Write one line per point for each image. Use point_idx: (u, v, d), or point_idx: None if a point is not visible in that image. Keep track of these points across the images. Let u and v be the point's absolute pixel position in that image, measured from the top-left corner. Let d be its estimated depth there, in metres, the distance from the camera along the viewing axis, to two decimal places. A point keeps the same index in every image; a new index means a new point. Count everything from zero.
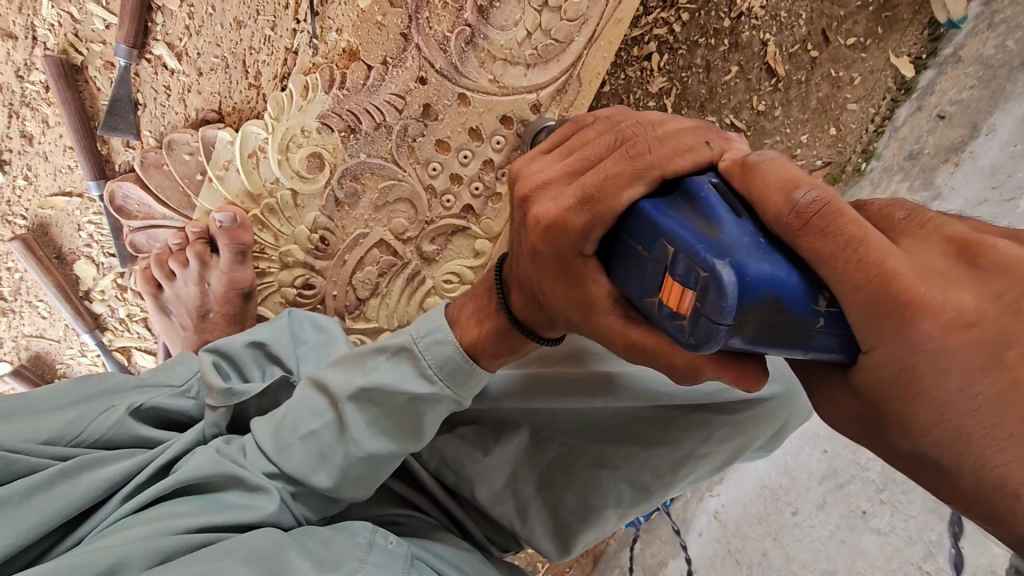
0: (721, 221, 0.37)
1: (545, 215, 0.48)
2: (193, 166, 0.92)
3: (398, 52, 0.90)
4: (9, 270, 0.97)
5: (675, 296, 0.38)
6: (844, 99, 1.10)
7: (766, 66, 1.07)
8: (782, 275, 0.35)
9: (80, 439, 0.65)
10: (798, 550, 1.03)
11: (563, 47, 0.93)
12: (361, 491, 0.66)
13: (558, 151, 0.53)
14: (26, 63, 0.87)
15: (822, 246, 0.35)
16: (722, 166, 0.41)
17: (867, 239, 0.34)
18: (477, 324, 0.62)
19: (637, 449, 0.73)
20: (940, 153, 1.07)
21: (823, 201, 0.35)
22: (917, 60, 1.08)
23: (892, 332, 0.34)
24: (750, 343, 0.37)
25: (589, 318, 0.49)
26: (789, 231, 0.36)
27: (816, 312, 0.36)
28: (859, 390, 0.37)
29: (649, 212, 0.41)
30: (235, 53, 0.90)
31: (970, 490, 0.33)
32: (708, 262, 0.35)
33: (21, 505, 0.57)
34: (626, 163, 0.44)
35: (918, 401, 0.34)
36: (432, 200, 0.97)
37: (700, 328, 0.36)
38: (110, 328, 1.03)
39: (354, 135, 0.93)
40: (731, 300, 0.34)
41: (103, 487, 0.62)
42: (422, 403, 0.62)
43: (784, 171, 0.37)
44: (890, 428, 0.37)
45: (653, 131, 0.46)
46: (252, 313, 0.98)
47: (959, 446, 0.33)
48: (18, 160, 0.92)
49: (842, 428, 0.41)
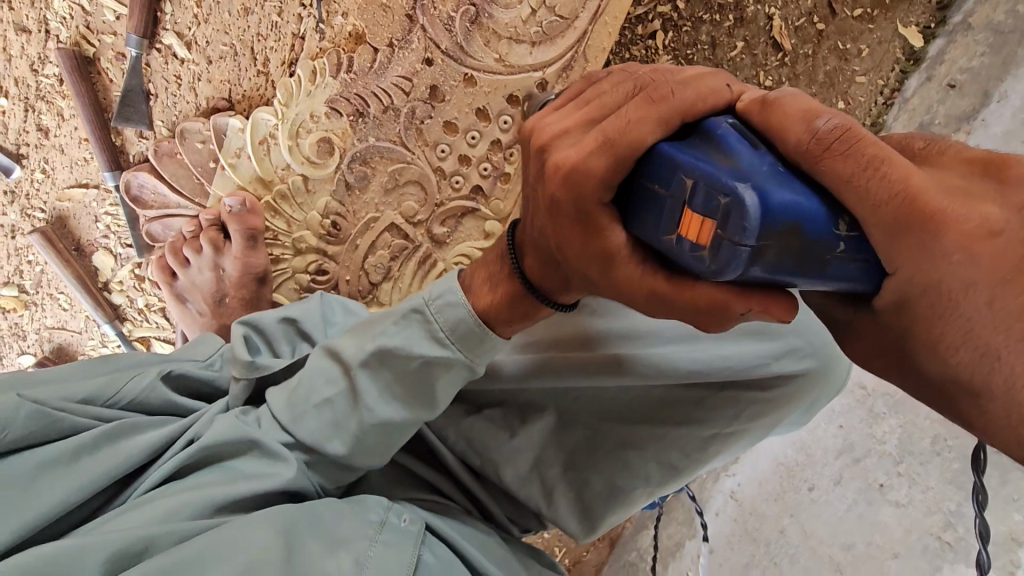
0: (741, 153, 0.37)
1: (563, 162, 0.45)
2: (206, 154, 0.93)
3: (404, 34, 0.91)
4: (31, 263, 0.99)
5: (696, 228, 0.37)
6: (852, 72, 1.08)
7: (773, 40, 1.06)
8: (804, 202, 0.35)
9: (113, 402, 0.68)
10: (815, 526, 1.03)
11: (568, 24, 0.93)
12: (377, 459, 0.66)
13: (571, 100, 0.50)
14: (40, 56, 0.89)
15: (845, 169, 0.35)
16: (739, 108, 0.40)
17: (887, 158, 0.36)
18: (490, 290, 0.61)
19: (673, 428, 0.73)
20: (952, 123, 1.03)
21: (843, 128, 0.36)
22: (927, 29, 1.08)
23: (921, 246, 0.35)
24: (770, 272, 0.37)
25: (608, 273, 0.47)
26: (808, 158, 0.36)
27: (836, 236, 0.36)
28: (883, 319, 0.39)
29: (666, 152, 0.40)
30: (243, 40, 0.91)
31: (1003, 411, 0.35)
32: (731, 187, 0.34)
33: (69, 467, 0.60)
34: (648, 106, 0.42)
35: (944, 319, 0.36)
36: (441, 181, 0.97)
37: (722, 256, 0.36)
38: (129, 318, 1.04)
39: (362, 118, 0.93)
40: (755, 222, 0.34)
41: (135, 455, 0.63)
42: (435, 367, 0.61)
43: (805, 102, 0.37)
44: (918, 354, 0.38)
45: (673, 76, 0.44)
46: (267, 299, 0.99)
47: (991, 363, 0.35)
48: (35, 153, 0.94)
49: (869, 365, 0.43)
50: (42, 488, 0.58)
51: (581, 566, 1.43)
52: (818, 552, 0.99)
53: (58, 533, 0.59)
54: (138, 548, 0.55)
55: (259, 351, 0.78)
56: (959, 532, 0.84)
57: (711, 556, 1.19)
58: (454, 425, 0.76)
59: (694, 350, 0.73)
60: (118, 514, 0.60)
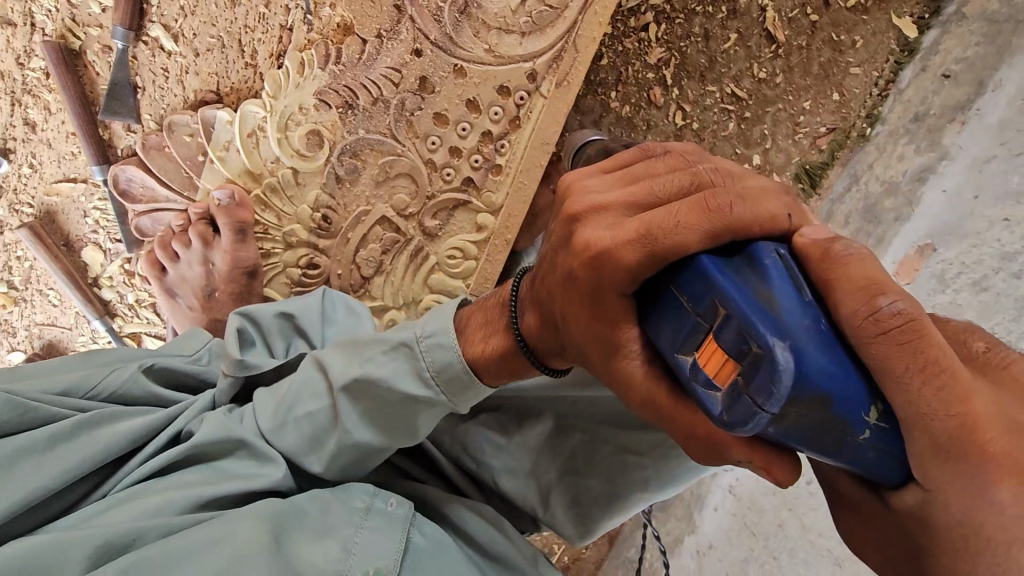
0: (785, 304, 0.36)
1: (594, 239, 0.44)
2: (194, 148, 0.93)
3: (392, 25, 0.90)
4: (19, 258, 0.99)
5: (719, 365, 0.38)
6: (846, 63, 1.07)
7: (766, 32, 1.06)
8: (843, 379, 0.35)
9: (93, 394, 0.68)
10: (816, 520, 1.04)
11: (558, 13, 0.92)
12: (353, 476, 0.67)
13: (619, 172, 0.48)
14: (26, 50, 0.89)
15: (897, 362, 0.34)
16: (797, 246, 0.39)
17: (949, 366, 0.34)
18: (484, 341, 0.58)
19: (671, 437, 0.70)
20: (946, 113, 1.02)
21: (908, 316, 0.34)
22: (920, 20, 1.06)
23: (965, 473, 0.33)
24: (784, 434, 0.37)
25: (611, 363, 0.48)
26: (861, 336, 0.35)
27: (865, 423, 0.35)
28: (904, 522, 0.37)
29: (706, 270, 0.39)
30: (231, 32, 0.90)
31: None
32: (767, 342, 0.34)
33: (48, 454, 0.60)
34: (700, 214, 0.40)
35: (973, 557, 0.33)
36: (432, 173, 0.97)
37: (741, 408, 0.36)
38: (119, 314, 1.03)
39: (352, 111, 0.93)
40: (785, 387, 0.34)
41: (120, 442, 0.63)
42: (417, 404, 0.60)
43: (868, 269, 0.36)
44: (932, 569, 0.36)
45: (734, 185, 0.42)
46: (258, 293, 0.98)
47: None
48: (23, 148, 0.94)
49: (884, 566, 0.41)
50: (21, 475, 0.58)
51: (580, 564, 1.42)
52: (816, 545, 1.03)
53: (42, 522, 0.59)
54: (124, 542, 0.55)
55: (254, 344, 0.78)
56: None
57: (709, 551, 1.19)
58: (450, 429, 0.77)
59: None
60: (101, 508, 0.59)
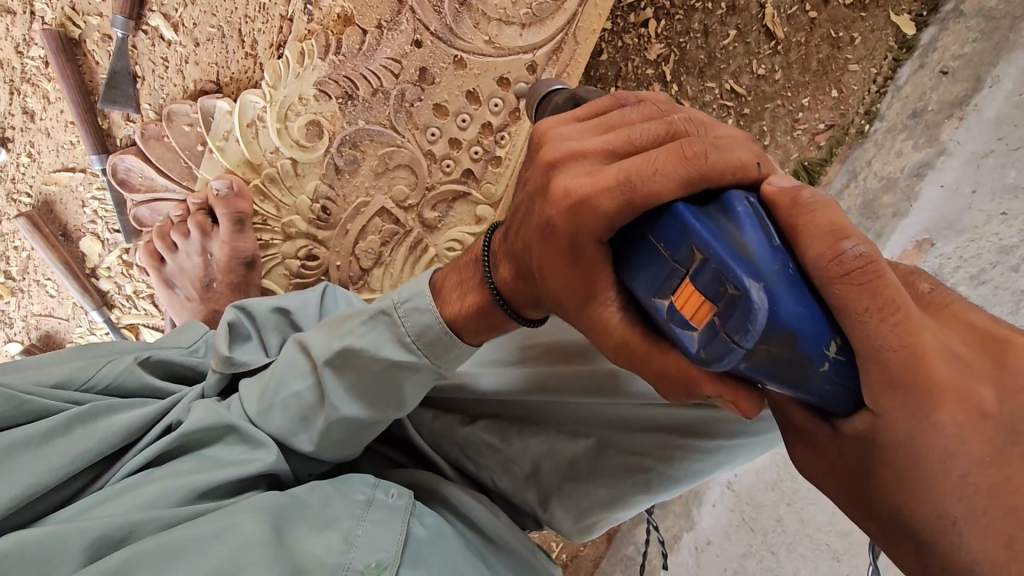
0: (756, 245, 0.37)
1: (572, 185, 0.44)
2: (193, 138, 0.93)
3: (393, 15, 0.90)
4: (17, 248, 0.98)
5: (694, 307, 0.38)
6: (844, 61, 1.06)
7: (765, 29, 1.06)
8: (810, 317, 0.36)
9: (88, 386, 0.68)
10: (812, 514, 1.05)
11: (558, 5, 0.92)
12: (348, 452, 0.67)
13: (595, 121, 0.48)
14: (25, 38, 0.89)
15: (857, 300, 0.36)
16: (767, 193, 0.39)
17: (903, 304, 0.36)
18: (459, 297, 0.59)
19: (676, 438, 0.69)
20: (944, 109, 1.02)
21: (867, 258, 0.36)
22: (917, 17, 1.03)
23: (917, 402, 0.35)
24: (754, 371, 0.38)
25: (586, 310, 0.48)
26: (825, 276, 0.36)
27: (825, 357, 0.37)
28: (848, 446, 0.39)
29: (681, 215, 0.40)
30: (231, 22, 0.90)
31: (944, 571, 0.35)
32: (743, 283, 0.36)
33: (40, 448, 0.60)
34: (679, 161, 0.40)
35: (912, 474, 0.36)
36: (431, 165, 0.97)
37: (716, 345, 0.38)
38: (117, 305, 1.03)
39: (351, 101, 0.93)
40: (759, 324, 0.36)
41: (115, 438, 0.63)
42: (403, 370, 0.60)
43: (833, 215, 0.37)
44: (876, 492, 0.38)
45: (708, 135, 0.43)
46: (256, 283, 0.98)
47: (946, 526, 0.35)
48: (21, 137, 0.93)
49: (822, 488, 0.43)
50: (14, 470, 0.57)
51: (578, 561, 1.42)
52: (814, 540, 1.03)
53: (34, 517, 0.58)
54: (121, 534, 0.54)
55: (249, 338, 0.78)
56: None
57: (707, 547, 1.18)
58: (448, 435, 0.78)
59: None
60: (97, 501, 0.59)
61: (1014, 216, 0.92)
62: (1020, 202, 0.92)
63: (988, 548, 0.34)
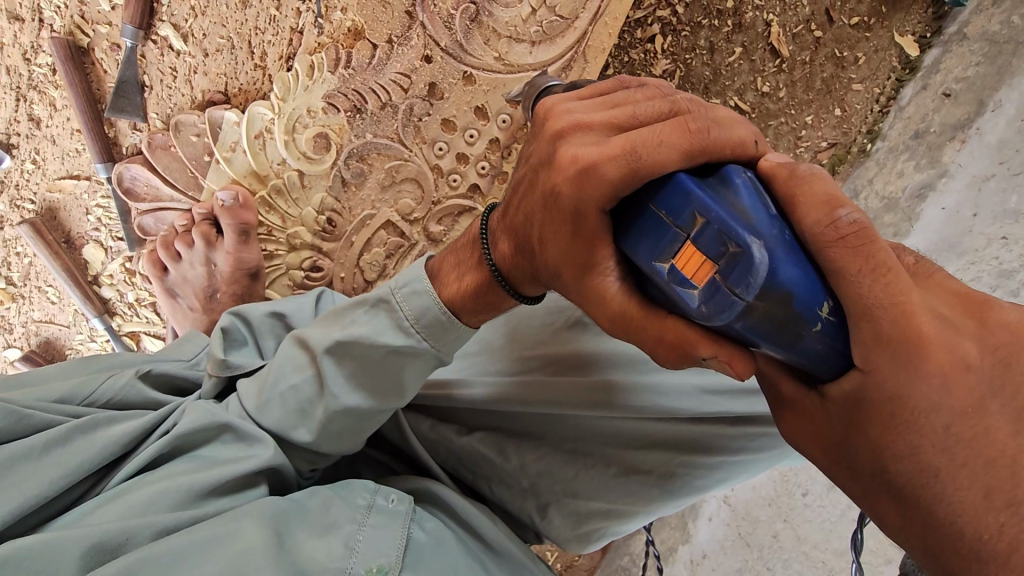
0: (754, 210, 0.38)
1: (579, 151, 0.44)
2: (200, 148, 0.92)
3: (403, 31, 0.90)
4: (19, 255, 0.98)
5: (694, 266, 0.39)
6: (848, 79, 1.05)
7: (771, 47, 1.04)
8: (804, 279, 0.37)
9: (89, 401, 0.67)
10: (809, 531, 1.05)
11: (568, 24, 0.92)
12: (347, 445, 0.66)
13: (599, 99, 0.49)
14: (33, 45, 0.89)
15: (852, 262, 0.37)
16: (764, 168, 0.41)
17: (893, 266, 0.37)
18: (457, 278, 0.60)
19: (679, 455, 0.71)
20: (946, 131, 1.03)
21: (861, 225, 0.37)
22: (922, 39, 1.03)
23: (904, 357, 0.36)
24: (749, 331, 0.39)
25: (584, 280, 0.47)
26: (820, 241, 0.37)
27: (817, 317, 0.38)
28: (834, 407, 0.40)
29: (682, 181, 0.40)
30: (240, 33, 0.90)
31: (925, 522, 0.37)
32: (744, 240, 0.37)
33: (39, 460, 0.58)
34: (682, 134, 0.41)
35: (897, 430, 0.37)
36: (438, 179, 0.97)
37: (717, 300, 0.38)
38: (119, 313, 1.02)
39: (360, 114, 0.93)
40: (758, 279, 0.37)
41: (113, 447, 0.62)
42: (403, 357, 0.60)
43: (828, 185, 0.38)
44: (860, 449, 0.39)
45: (710, 113, 0.44)
46: (260, 294, 0.98)
47: (928, 479, 0.36)
48: (27, 144, 0.93)
49: (803, 450, 0.45)
50: (10, 482, 0.56)
51: (574, 570, 1.41)
52: (812, 557, 1.03)
53: (36, 524, 0.57)
54: (117, 542, 0.53)
55: (244, 344, 0.78)
56: None
57: (703, 561, 1.18)
58: (446, 443, 0.76)
59: (702, 378, 0.72)
60: (95, 509, 0.58)
61: (1015, 241, 0.94)
62: (1020, 227, 0.93)
63: (966, 498, 0.35)
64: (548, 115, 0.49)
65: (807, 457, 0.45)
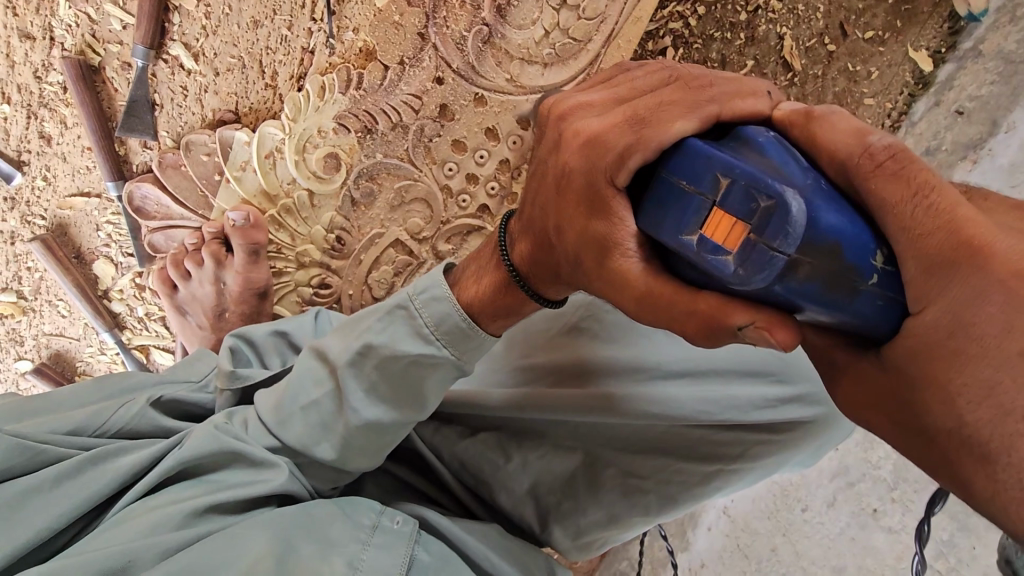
0: (782, 164, 0.38)
1: (587, 132, 0.46)
2: (211, 167, 0.93)
3: (415, 52, 0.90)
4: (29, 269, 0.98)
5: (724, 230, 0.37)
6: (860, 94, 1.00)
7: (783, 60, 0.98)
8: (846, 226, 0.36)
9: (102, 431, 0.68)
10: (808, 547, 1.05)
11: (581, 46, 0.91)
12: (368, 461, 0.65)
13: (600, 82, 0.51)
14: (44, 63, 0.88)
15: (892, 191, 0.36)
16: (778, 118, 0.41)
17: (939, 186, 0.35)
18: (476, 282, 0.59)
19: (673, 462, 0.68)
20: (958, 150, 1.01)
21: (895, 148, 0.36)
22: (937, 53, 0.99)
23: (964, 278, 0.34)
24: (797, 291, 0.37)
25: (606, 260, 0.46)
26: (860, 173, 0.37)
27: (872, 268, 0.36)
28: (892, 364, 0.37)
29: (698, 147, 0.39)
30: (252, 53, 0.90)
31: (1012, 483, 0.32)
32: (775, 190, 0.35)
33: (49, 494, 0.59)
34: (687, 93, 0.43)
35: (964, 370, 0.34)
36: (448, 200, 0.96)
37: (756, 258, 0.36)
38: (128, 327, 1.04)
39: (370, 135, 0.93)
40: (797, 228, 0.35)
41: (121, 476, 0.62)
42: (422, 366, 0.59)
43: (851, 121, 0.38)
44: (928, 402, 0.36)
45: (714, 74, 0.46)
46: (269, 311, 0.99)
47: (1012, 424, 0.32)
48: (37, 161, 0.93)
49: (866, 421, 0.41)
50: (24, 517, 0.58)
51: None
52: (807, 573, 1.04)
53: (50, 552, 0.59)
54: (121, 563, 0.53)
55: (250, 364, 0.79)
56: (950, 562, 0.85)
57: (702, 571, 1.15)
58: (449, 447, 0.75)
59: (701, 387, 0.69)
60: (99, 535, 0.58)
61: None
62: None
63: None
64: (549, 108, 0.51)
65: (870, 429, 0.42)
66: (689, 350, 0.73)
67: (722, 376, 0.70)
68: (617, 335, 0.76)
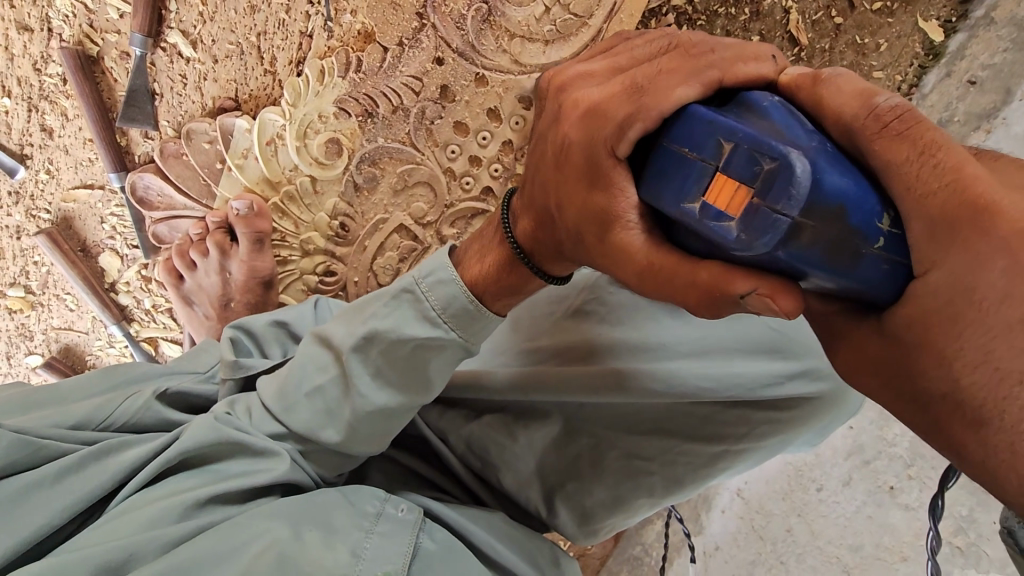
0: (786, 128, 0.36)
1: (587, 103, 0.45)
2: (212, 155, 0.92)
3: (414, 33, 0.89)
4: (36, 264, 0.99)
5: (728, 194, 0.35)
6: (870, 67, 0.97)
7: (789, 35, 0.95)
8: (852, 189, 0.34)
9: (106, 425, 0.67)
10: (823, 526, 1.01)
11: (583, 21, 0.90)
12: (375, 445, 0.64)
13: (601, 53, 0.49)
14: (43, 55, 0.89)
15: (896, 152, 0.34)
16: (784, 81, 0.39)
17: (946, 145, 0.34)
18: (479, 262, 0.58)
19: (681, 442, 0.67)
20: (972, 121, 0.95)
21: (903, 107, 0.35)
22: (947, 23, 0.96)
23: (966, 242, 0.32)
24: (803, 257, 0.35)
25: (607, 233, 0.44)
26: (865, 135, 0.35)
27: (878, 231, 0.35)
28: (893, 330, 0.35)
29: (701, 112, 0.37)
30: (250, 38, 0.89)
31: (1007, 448, 0.30)
32: (778, 152, 0.34)
33: (52, 488, 0.59)
34: (686, 60, 0.41)
35: (962, 333, 0.32)
36: (451, 182, 0.95)
37: (759, 223, 0.35)
38: (136, 319, 1.04)
39: (371, 118, 0.92)
40: (802, 191, 0.34)
41: (124, 469, 0.61)
42: (429, 350, 0.58)
43: (857, 83, 0.36)
44: (926, 367, 0.34)
45: (714, 39, 0.44)
46: (275, 301, 0.99)
47: (1009, 388, 0.30)
48: (40, 154, 0.94)
49: (862, 386, 0.40)
50: (26, 510, 0.57)
51: (586, 560, 1.38)
52: (825, 552, 0.99)
53: (48, 550, 0.58)
54: (123, 557, 0.53)
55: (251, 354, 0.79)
56: (970, 538, 0.82)
57: (716, 553, 1.16)
58: (455, 429, 0.74)
59: (704, 364, 0.67)
60: (100, 527, 0.57)
61: None
62: None
63: None
64: (548, 80, 0.49)
65: (867, 394, 0.40)
66: (692, 328, 0.70)
67: (728, 351, 0.68)
68: (623, 317, 0.74)
